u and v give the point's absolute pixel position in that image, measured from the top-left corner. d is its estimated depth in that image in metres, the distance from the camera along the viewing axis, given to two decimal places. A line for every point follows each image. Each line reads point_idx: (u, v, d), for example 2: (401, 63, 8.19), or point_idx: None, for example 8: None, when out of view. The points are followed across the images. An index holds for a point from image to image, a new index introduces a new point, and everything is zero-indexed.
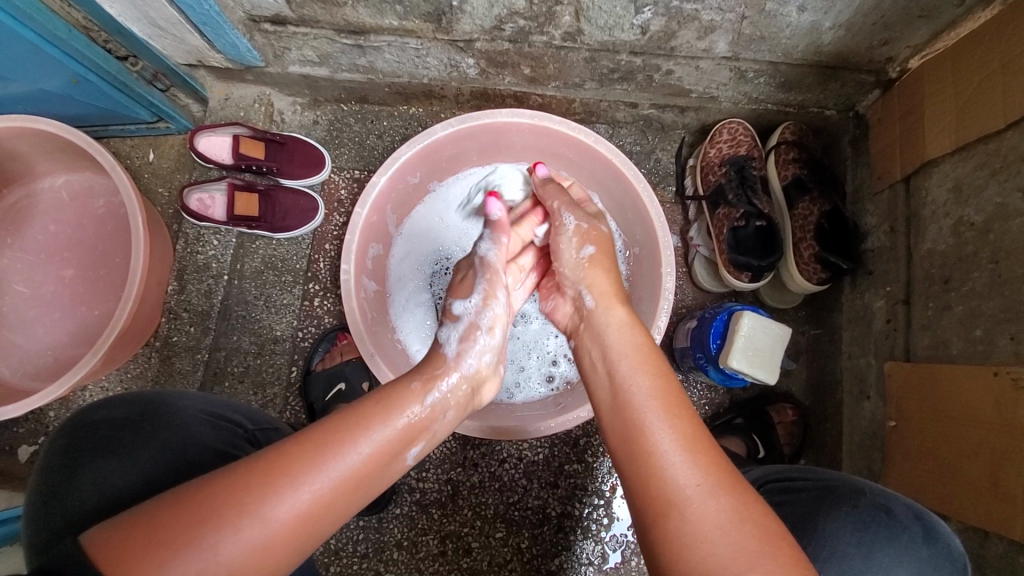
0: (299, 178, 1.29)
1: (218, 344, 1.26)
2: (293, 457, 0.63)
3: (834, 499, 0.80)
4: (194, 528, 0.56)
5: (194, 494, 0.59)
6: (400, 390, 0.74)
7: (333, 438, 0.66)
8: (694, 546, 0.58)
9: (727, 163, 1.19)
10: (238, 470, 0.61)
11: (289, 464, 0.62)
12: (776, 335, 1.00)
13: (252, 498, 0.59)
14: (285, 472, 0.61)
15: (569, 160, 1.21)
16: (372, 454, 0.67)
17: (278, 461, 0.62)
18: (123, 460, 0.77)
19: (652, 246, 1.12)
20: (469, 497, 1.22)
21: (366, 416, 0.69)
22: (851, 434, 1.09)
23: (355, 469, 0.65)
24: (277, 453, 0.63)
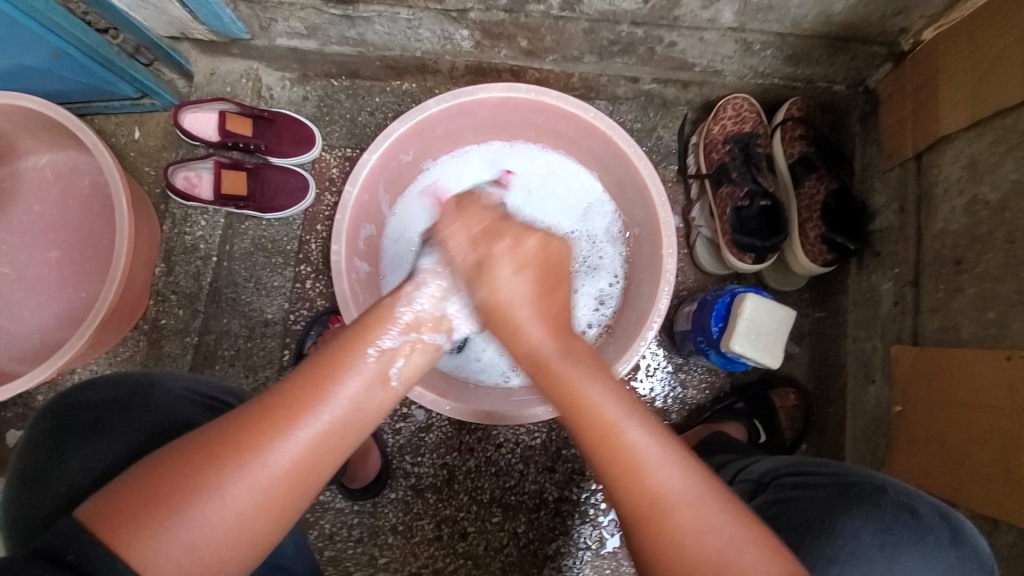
0: (287, 157, 1.25)
1: (208, 327, 1.23)
2: (281, 409, 0.62)
3: (855, 496, 0.77)
4: (196, 487, 0.57)
5: (189, 451, 0.59)
6: (369, 333, 0.69)
7: (307, 399, 0.63)
8: (686, 550, 0.61)
9: (731, 141, 1.14)
10: (218, 431, 0.60)
11: (263, 425, 0.60)
12: (781, 318, 0.97)
13: (247, 452, 0.59)
14: (278, 423, 0.61)
15: (567, 137, 1.17)
16: (348, 412, 0.64)
17: (266, 416, 0.61)
18: (107, 439, 0.74)
19: (653, 226, 1.09)
20: (465, 481, 1.20)
21: (352, 361, 0.66)
22: (855, 419, 1.07)
23: (348, 414, 0.64)
24: (261, 409, 0.61)
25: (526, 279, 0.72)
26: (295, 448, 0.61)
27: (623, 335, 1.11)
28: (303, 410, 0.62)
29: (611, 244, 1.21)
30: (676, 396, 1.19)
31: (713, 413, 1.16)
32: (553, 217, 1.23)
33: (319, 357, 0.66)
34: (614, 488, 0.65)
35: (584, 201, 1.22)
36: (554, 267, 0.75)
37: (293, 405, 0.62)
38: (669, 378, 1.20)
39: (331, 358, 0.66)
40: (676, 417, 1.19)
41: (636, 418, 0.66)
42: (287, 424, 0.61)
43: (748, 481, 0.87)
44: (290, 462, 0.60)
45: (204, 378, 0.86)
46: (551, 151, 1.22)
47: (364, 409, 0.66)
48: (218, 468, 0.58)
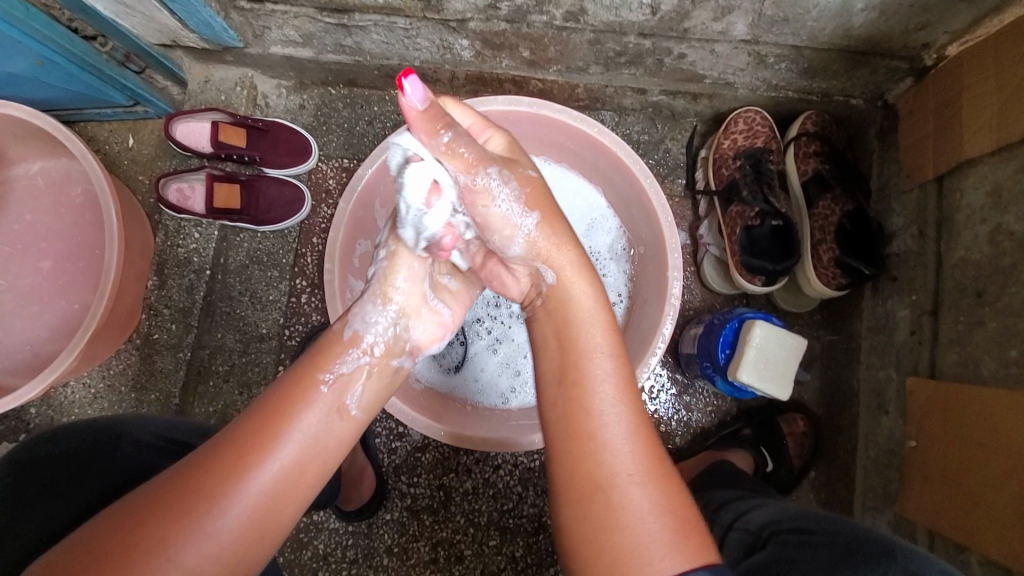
0: (283, 168, 1.22)
1: (201, 342, 1.20)
2: (240, 440, 0.60)
3: (855, 562, 0.68)
4: (144, 547, 0.54)
5: (133, 509, 0.56)
6: (324, 360, 0.69)
7: (262, 435, 0.60)
8: (616, 535, 0.59)
9: (742, 156, 1.10)
10: (166, 482, 0.57)
11: (216, 469, 0.58)
12: (792, 347, 0.92)
13: (208, 490, 0.57)
14: (237, 457, 0.59)
15: (570, 151, 1.12)
16: (307, 447, 0.62)
17: (226, 451, 0.59)
18: (69, 498, 0.72)
19: (658, 246, 1.05)
20: (462, 503, 1.17)
21: (308, 391, 0.65)
22: (866, 450, 1.03)
23: (308, 449, 0.62)
24: (223, 444, 0.60)
25: (541, 207, 0.76)
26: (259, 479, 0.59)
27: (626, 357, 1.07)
28: (266, 438, 0.60)
29: (615, 262, 1.17)
30: (679, 419, 1.16)
31: (719, 438, 1.13)
32: None
33: (282, 385, 0.65)
34: (558, 468, 0.65)
35: (588, 216, 1.18)
36: (548, 199, 0.77)
37: (252, 434, 0.61)
38: (672, 402, 1.16)
39: (293, 384, 0.65)
40: (680, 439, 1.15)
41: (620, 398, 0.67)
42: (248, 456, 0.59)
43: (746, 533, 0.81)
44: (258, 496, 0.58)
45: (179, 424, 0.84)
46: (553, 165, 1.18)
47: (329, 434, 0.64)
48: (176, 511, 0.55)
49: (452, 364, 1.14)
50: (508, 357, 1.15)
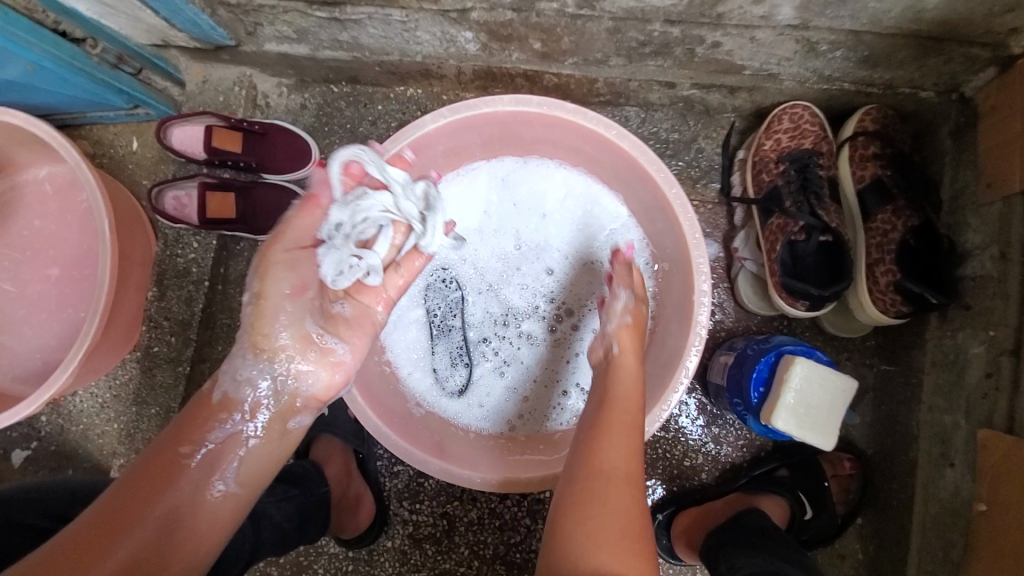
0: (283, 173, 1.14)
1: (202, 355, 1.16)
2: (153, 479, 0.65)
3: None
4: None
5: None
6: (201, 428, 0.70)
7: (133, 511, 0.63)
8: (586, 524, 0.65)
9: (786, 160, 0.96)
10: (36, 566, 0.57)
11: (90, 551, 0.59)
12: (839, 390, 0.79)
13: (119, 525, 0.61)
14: (150, 494, 0.64)
15: (588, 155, 1.00)
16: (184, 522, 0.65)
17: (139, 491, 0.64)
18: None
19: (683, 263, 0.92)
20: (466, 534, 1.09)
21: (174, 461, 0.67)
22: (924, 503, 0.89)
23: (182, 524, 0.65)
24: (138, 484, 0.65)
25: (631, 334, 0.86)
26: (169, 509, 0.65)
27: (645, 387, 0.96)
28: (177, 478, 0.66)
29: (636, 279, 1.05)
30: (706, 452, 1.05)
31: (752, 479, 1.00)
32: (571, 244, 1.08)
33: (182, 425, 0.71)
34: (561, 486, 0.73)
35: (607, 228, 1.06)
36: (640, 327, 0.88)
37: (160, 472, 0.66)
38: (701, 433, 1.05)
39: (192, 424, 0.71)
40: (707, 475, 1.05)
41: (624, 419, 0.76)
42: (162, 491, 0.65)
43: None
44: (126, 567, 0.60)
45: None
46: (570, 168, 1.06)
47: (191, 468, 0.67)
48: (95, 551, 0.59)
49: (456, 388, 1.05)
50: (517, 380, 1.07)
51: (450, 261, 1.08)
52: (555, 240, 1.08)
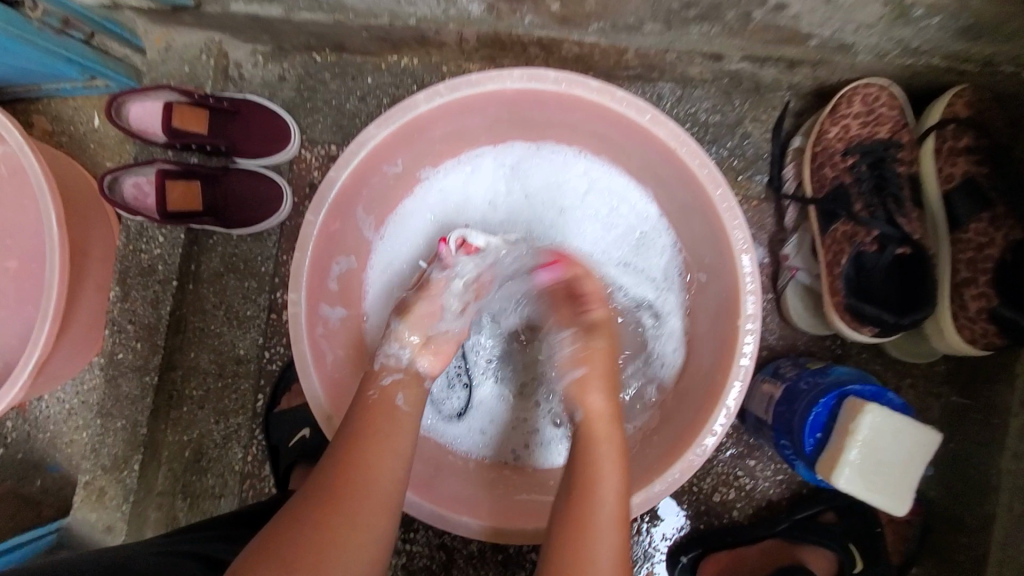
0: (257, 157, 1.00)
1: (172, 363, 1.04)
2: (343, 496, 0.61)
3: None
4: None
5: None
6: (365, 426, 0.66)
7: (335, 507, 0.60)
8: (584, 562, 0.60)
9: (855, 151, 0.81)
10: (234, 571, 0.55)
11: (278, 545, 0.57)
12: (918, 446, 0.65)
13: (310, 547, 0.57)
14: (353, 513, 0.60)
15: (613, 143, 0.84)
16: (376, 505, 0.61)
17: (296, 509, 0.60)
18: None
19: (726, 279, 0.76)
20: (466, 568, 0.98)
21: (361, 458, 0.64)
22: (999, 569, 0.75)
23: (376, 509, 0.61)
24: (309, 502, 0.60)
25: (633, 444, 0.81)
26: (361, 530, 0.59)
27: (671, 424, 0.80)
28: (357, 493, 0.61)
29: (668, 289, 0.88)
30: (738, 486, 0.90)
31: (793, 524, 0.86)
32: (590, 245, 0.91)
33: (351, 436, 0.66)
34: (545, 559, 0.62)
35: (634, 227, 0.89)
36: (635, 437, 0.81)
37: (363, 491, 0.61)
38: (733, 466, 0.90)
39: (367, 438, 0.65)
40: (739, 513, 0.90)
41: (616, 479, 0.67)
42: (357, 508, 0.60)
43: None
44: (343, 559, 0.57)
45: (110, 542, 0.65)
46: (591, 157, 0.90)
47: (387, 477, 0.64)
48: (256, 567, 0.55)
49: (455, 409, 0.90)
50: (523, 402, 0.91)
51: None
52: (571, 238, 0.92)
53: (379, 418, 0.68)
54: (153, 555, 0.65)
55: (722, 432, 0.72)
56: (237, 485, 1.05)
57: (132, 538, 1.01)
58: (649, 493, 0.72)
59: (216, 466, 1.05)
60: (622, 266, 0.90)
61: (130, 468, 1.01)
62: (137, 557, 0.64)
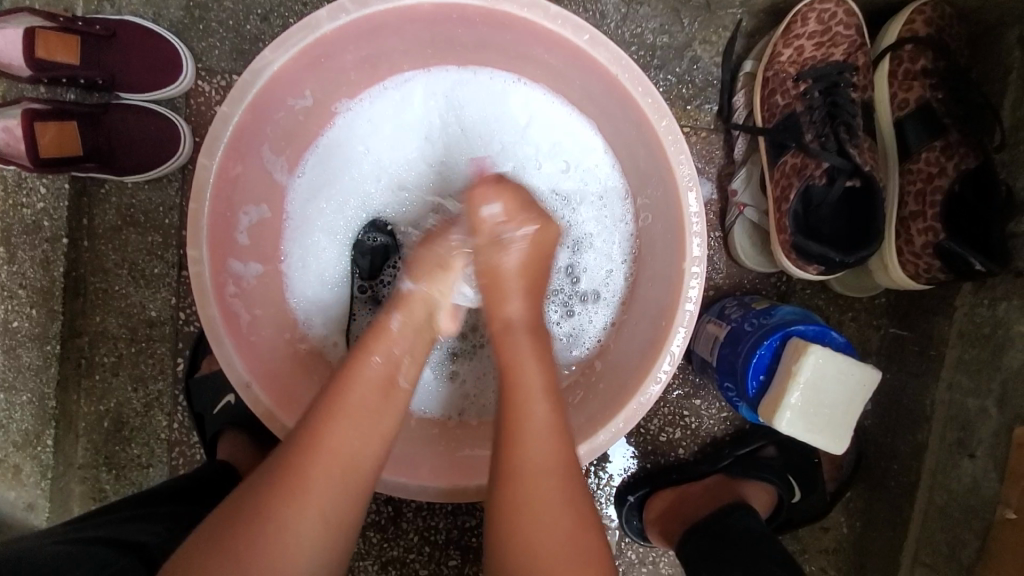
0: (143, 91, 0.87)
1: (75, 328, 0.92)
2: (291, 474, 0.55)
3: None
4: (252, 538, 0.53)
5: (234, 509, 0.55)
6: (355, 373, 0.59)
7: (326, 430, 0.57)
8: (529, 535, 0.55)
9: (810, 76, 0.75)
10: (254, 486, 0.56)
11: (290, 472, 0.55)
12: (856, 383, 0.66)
13: (261, 535, 0.53)
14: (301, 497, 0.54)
15: (551, 69, 0.76)
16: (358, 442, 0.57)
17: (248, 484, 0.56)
18: None
19: (671, 215, 0.71)
20: (415, 519, 0.94)
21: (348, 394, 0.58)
22: (928, 492, 0.78)
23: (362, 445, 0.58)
24: (267, 479, 0.55)
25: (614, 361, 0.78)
26: (310, 518, 0.54)
27: (616, 370, 0.77)
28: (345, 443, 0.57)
29: (612, 241, 0.83)
30: (685, 425, 0.90)
31: (736, 460, 0.87)
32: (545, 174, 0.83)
33: (323, 397, 0.59)
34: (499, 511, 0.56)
35: (588, 172, 0.83)
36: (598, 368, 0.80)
37: (341, 438, 0.57)
38: (678, 405, 0.90)
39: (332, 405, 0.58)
40: (685, 451, 0.90)
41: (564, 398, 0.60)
42: (309, 491, 0.55)
43: None
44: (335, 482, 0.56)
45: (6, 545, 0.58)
46: (531, 84, 0.81)
47: (360, 445, 0.58)
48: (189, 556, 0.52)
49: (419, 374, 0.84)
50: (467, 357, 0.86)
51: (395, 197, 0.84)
52: (527, 184, 0.84)
53: (363, 380, 0.59)
54: (53, 545, 0.59)
55: (665, 379, 0.69)
56: (165, 454, 0.94)
57: (58, 515, 0.92)
58: (593, 444, 0.70)
59: (140, 436, 0.93)
60: (582, 211, 0.83)
61: (44, 443, 0.91)
62: (45, 554, 0.57)
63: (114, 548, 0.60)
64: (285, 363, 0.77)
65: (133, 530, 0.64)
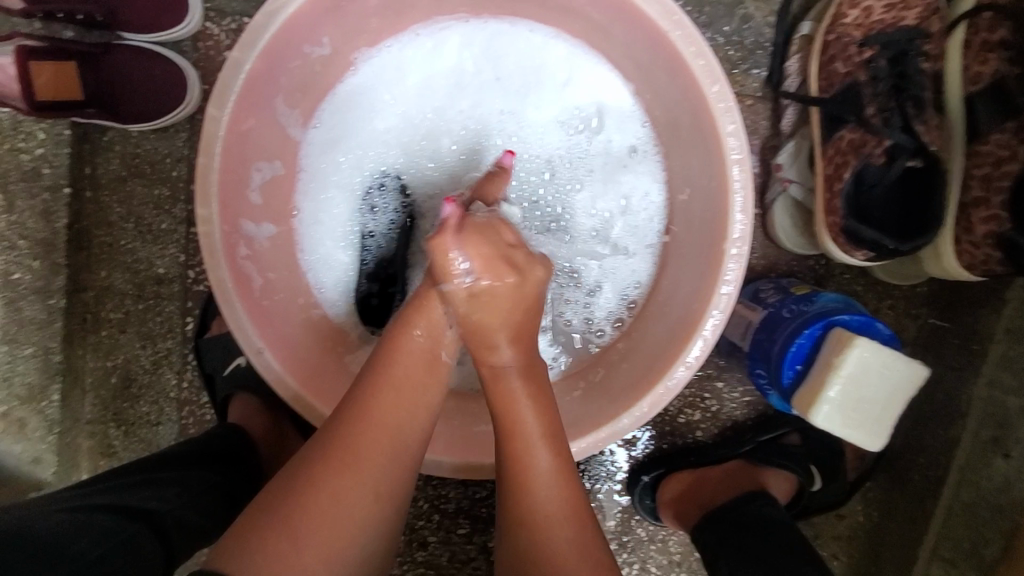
0: (147, 30, 0.81)
1: (80, 282, 0.89)
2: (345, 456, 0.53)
3: None
4: (300, 520, 0.51)
5: (283, 492, 0.52)
6: (404, 357, 0.57)
7: (378, 399, 0.55)
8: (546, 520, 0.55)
9: (875, 43, 0.69)
10: (302, 465, 0.53)
11: (342, 453, 0.53)
12: (898, 380, 0.63)
13: (305, 524, 0.50)
14: (343, 501, 0.52)
15: (595, 23, 0.70)
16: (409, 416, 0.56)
17: (281, 492, 0.52)
18: None
19: (712, 190, 0.67)
20: (425, 488, 0.93)
21: (395, 369, 0.57)
22: (954, 490, 0.77)
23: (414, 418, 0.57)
24: (313, 461, 0.53)
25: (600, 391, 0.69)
26: (358, 497, 0.53)
27: (638, 351, 0.73)
28: (393, 411, 0.55)
29: (644, 217, 0.77)
30: (705, 408, 0.88)
31: (757, 446, 0.85)
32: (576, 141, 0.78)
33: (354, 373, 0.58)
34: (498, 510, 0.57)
35: (621, 149, 0.77)
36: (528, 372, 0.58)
37: (393, 405, 0.56)
38: (700, 387, 0.87)
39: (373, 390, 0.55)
40: (703, 434, 0.88)
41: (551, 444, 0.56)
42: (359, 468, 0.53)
43: None
44: (384, 461, 0.54)
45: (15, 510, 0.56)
46: (571, 40, 0.75)
47: (407, 428, 0.56)
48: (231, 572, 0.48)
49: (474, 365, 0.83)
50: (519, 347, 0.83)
51: (416, 156, 0.79)
52: (560, 154, 0.79)
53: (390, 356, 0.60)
54: (57, 513, 0.56)
55: (694, 364, 0.65)
56: (173, 413, 0.91)
57: (66, 471, 0.90)
58: (616, 428, 0.65)
59: (148, 393, 0.91)
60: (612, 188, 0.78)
61: (49, 398, 0.88)
62: (52, 520, 0.54)
63: (120, 515, 0.57)
64: (298, 328, 0.74)
65: (141, 497, 0.61)
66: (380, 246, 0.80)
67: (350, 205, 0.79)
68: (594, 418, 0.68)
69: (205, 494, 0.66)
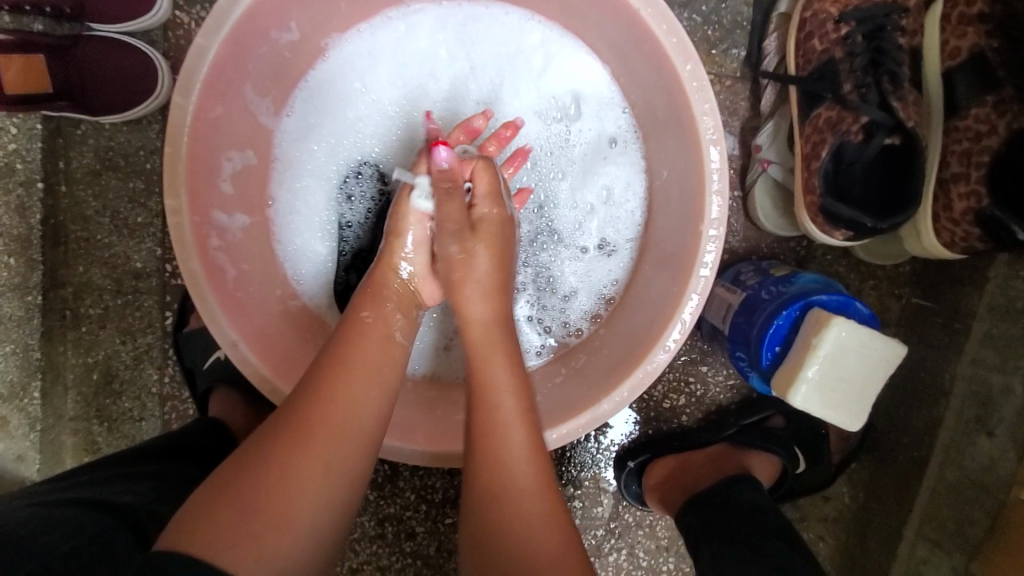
0: (116, 21, 0.80)
1: (57, 278, 0.88)
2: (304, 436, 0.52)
3: None
4: (259, 498, 0.48)
5: (242, 473, 0.50)
6: (364, 345, 0.58)
7: (335, 382, 0.55)
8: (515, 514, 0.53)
9: (852, 19, 0.68)
10: (260, 446, 0.52)
11: (302, 432, 0.52)
12: (877, 358, 0.62)
13: (266, 503, 0.48)
14: (305, 481, 0.50)
15: (569, 5, 0.69)
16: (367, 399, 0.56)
17: (239, 473, 0.50)
18: None
19: (689, 172, 0.66)
20: (412, 479, 0.93)
21: (352, 355, 0.57)
22: (938, 470, 0.76)
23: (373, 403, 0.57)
24: (274, 442, 0.52)
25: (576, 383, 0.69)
26: (319, 475, 0.51)
27: (619, 337, 0.72)
28: (353, 393, 0.55)
29: (624, 202, 0.76)
30: (689, 393, 0.87)
31: (741, 430, 0.84)
32: (554, 126, 0.77)
33: (318, 364, 0.57)
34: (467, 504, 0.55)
35: (599, 133, 0.76)
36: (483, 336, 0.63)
37: (351, 386, 0.56)
38: (685, 371, 0.87)
39: (333, 373, 0.56)
40: (688, 418, 0.88)
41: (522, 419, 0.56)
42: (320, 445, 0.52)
43: None
44: (347, 441, 0.53)
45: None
46: (546, 24, 0.74)
47: (366, 410, 0.56)
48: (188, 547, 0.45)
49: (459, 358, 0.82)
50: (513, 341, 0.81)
51: (392, 144, 0.78)
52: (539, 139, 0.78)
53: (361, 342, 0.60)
54: (30, 508, 0.55)
55: (674, 348, 0.64)
56: (156, 408, 0.91)
57: (50, 467, 0.90)
58: (595, 413, 0.65)
59: (130, 389, 0.90)
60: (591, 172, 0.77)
61: (30, 395, 0.87)
62: (24, 515, 0.54)
63: (93, 509, 0.57)
64: (274, 319, 0.73)
65: (116, 490, 0.61)
66: (358, 236, 0.78)
67: (326, 195, 0.78)
68: (574, 404, 0.67)
69: (183, 486, 0.66)
